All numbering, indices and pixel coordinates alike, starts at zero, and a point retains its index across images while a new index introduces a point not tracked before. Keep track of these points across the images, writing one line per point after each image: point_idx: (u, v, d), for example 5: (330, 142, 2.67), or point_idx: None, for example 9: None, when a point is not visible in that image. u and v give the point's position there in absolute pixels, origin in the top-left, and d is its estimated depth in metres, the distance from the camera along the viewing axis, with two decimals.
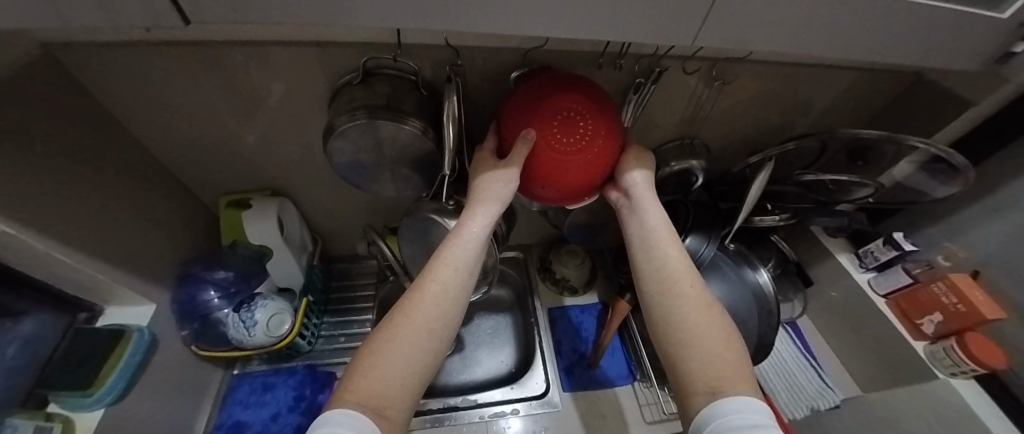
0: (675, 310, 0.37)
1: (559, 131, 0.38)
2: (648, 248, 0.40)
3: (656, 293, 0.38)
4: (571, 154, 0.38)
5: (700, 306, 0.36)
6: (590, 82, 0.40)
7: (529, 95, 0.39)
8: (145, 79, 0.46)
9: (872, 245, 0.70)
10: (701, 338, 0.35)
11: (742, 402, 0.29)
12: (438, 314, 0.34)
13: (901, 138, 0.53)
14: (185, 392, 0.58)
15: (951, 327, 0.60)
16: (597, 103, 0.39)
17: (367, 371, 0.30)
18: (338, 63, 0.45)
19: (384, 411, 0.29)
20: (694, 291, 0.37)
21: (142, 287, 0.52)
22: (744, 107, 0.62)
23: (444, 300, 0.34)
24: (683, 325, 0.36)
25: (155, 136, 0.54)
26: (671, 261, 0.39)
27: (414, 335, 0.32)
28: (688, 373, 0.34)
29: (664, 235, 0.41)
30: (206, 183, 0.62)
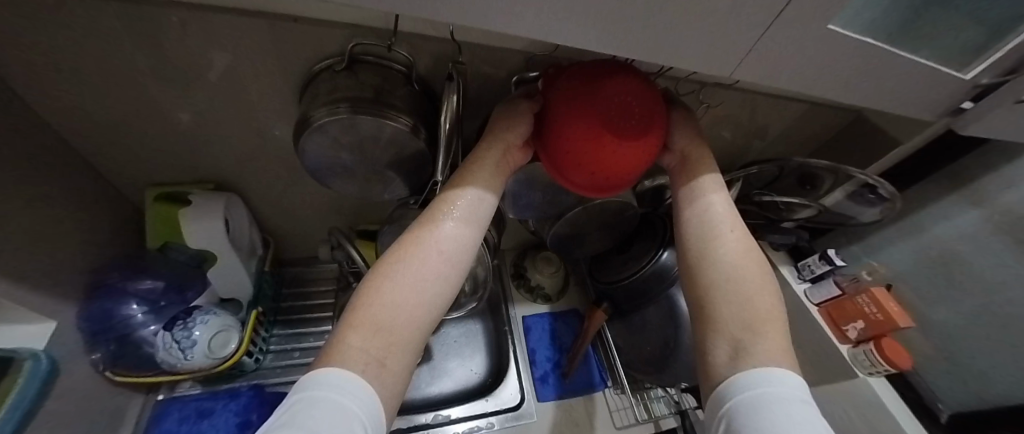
0: (722, 276, 0.36)
1: (617, 119, 0.34)
2: (701, 215, 0.39)
3: (699, 258, 0.38)
4: (636, 136, 0.35)
5: (745, 275, 0.35)
6: (632, 67, 0.38)
7: (579, 76, 0.36)
8: (60, 41, 0.36)
9: (810, 260, 0.78)
10: (743, 301, 0.34)
11: (768, 367, 0.30)
12: (446, 257, 0.33)
13: (845, 169, 0.59)
14: (95, 425, 0.48)
15: (870, 333, 0.68)
16: (645, 83, 0.37)
17: (366, 318, 0.29)
18: (319, 46, 0.39)
19: (384, 361, 0.28)
20: (741, 257, 0.36)
21: (41, 302, 0.41)
22: (717, 128, 0.66)
23: (451, 253, 0.33)
24: (724, 288, 0.35)
25: (66, 113, 0.43)
26: (722, 230, 0.38)
27: (420, 288, 0.31)
28: (715, 328, 0.34)
29: (724, 208, 0.39)
30: (128, 170, 0.51)
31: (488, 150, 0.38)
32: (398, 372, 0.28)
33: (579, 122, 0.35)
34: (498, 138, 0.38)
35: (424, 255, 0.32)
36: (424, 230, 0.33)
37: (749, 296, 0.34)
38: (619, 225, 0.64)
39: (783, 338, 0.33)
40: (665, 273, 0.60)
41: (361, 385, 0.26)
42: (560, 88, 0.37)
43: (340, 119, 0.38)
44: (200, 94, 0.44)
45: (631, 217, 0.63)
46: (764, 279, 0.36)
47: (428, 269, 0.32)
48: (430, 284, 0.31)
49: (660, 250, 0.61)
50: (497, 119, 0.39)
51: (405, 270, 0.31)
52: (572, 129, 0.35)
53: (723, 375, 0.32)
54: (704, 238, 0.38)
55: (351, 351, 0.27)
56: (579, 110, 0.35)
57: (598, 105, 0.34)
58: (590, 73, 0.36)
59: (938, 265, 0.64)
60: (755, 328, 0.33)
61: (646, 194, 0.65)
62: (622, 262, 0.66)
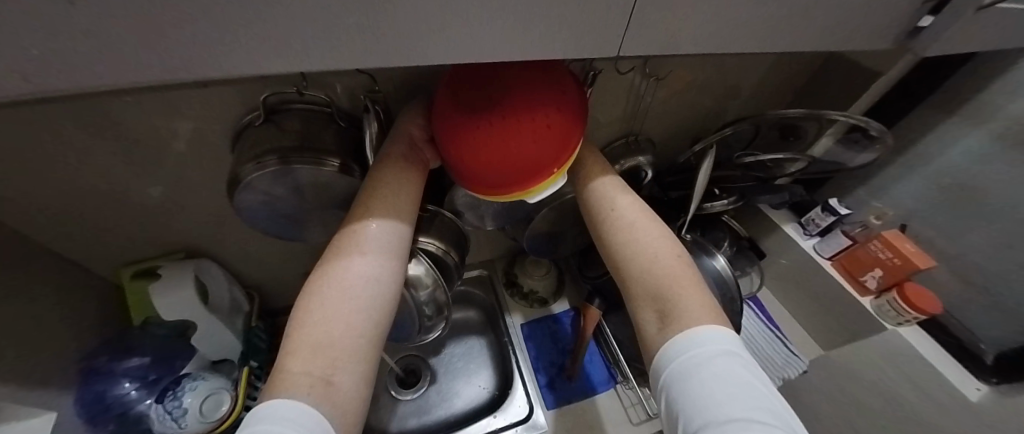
0: (628, 245, 0.36)
1: (496, 109, 0.32)
2: (602, 201, 0.40)
3: (605, 233, 0.38)
4: (545, 117, 0.33)
5: (648, 240, 0.36)
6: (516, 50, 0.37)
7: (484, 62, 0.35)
8: (1, 150, 0.38)
9: (812, 213, 0.73)
10: (652, 265, 0.35)
11: (695, 328, 0.31)
12: (372, 251, 0.32)
13: (823, 113, 0.54)
14: None
15: (889, 281, 0.64)
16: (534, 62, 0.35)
17: (303, 340, 0.28)
18: (236, 104, 0.40)
19: (330, 378, 0.27)
20: (640, 223, 0.37)
21: (39, 396, 0.43)
22: (681, 99, 0.63)
23: (381, 246, 0.32)
24: (635, 257, 0.36)
25: (28, 212, 0.44)
26: (620, 210, 0.38)
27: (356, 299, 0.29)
28: (637, 304, 0.35)
29: (611, 185, 0.41)
30: (104, 254, 0.53)
31: (393, 142, 0.38)
32: (349, 385, 0.27)
33: (461, 123, 0.33)
34: (404, 132, 0.39)
35: (351, 257, 0.31)
36: (344, 254, 0.31)
37: (666, 262, 0.35)
38: None
39: (703, 297, 0.34)
40: None
41: (306, 411, 0.25)
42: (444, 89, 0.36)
43: (269, 171, 0.38)
44: (149, 171, 0.45)
45: None
46: (672, 246, 0.36)
47: (360, 269, 0.31)
48: (368, 289, 0.30)
49: None
50: (402, 117, 0.41)
51: (334, 278, 0.30)
52: (477, 131, 0.33)
53: (659, 345, 0.33)
54: (608, 224, 0.38)
55: (293, 379, 0.26)
56: (461, 112, 0.33)
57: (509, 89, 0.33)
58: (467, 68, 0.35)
59: (952, 195, 0.59)
60: (670, 299, 0.33)
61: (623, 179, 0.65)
62: None
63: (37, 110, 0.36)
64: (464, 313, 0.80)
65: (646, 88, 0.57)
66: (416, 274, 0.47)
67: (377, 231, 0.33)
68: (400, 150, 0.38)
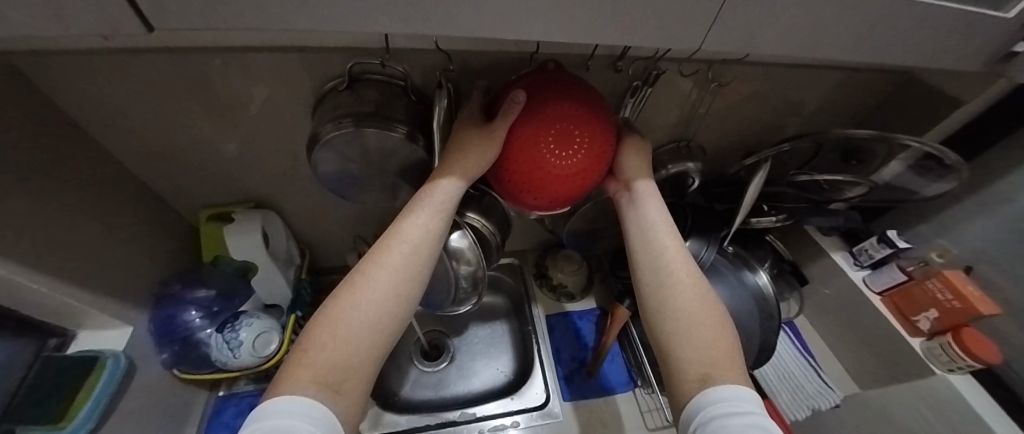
0: (674, 298, 0.38)
1: (554, 147, 0.38)
2: (649, 249, 0.42)
3: (653, 280, 0.40)
4: (577, 150, 0.39)
5: (693, 304, 0.38)
6: (589, 89, 0.40)
7: (533, 91, 0.39)
8: (119, 90, 0.43)
9: (867, 243, 0.69)
10: (696, 325, 0.36)
11: (736, 387, 0.32)
12: (401, 276, 0.34)
13: (894, 136, 0.52)
14: (167, 418, 0.56)
15: (945, 324, 0.59)
16: (594, 109, 0.40)
17: (320, 346, 0.30)
18: (321, 69, 0.43)
19: (337, 388, 0.29)
20: (689, 279, 0.39)
21: (117, 310, 0.49)
22: (739, 109, 0.62)
23: (408, 272, 0.35)
24: (680, 314, 0.37)
25: (129, 147, 0.51)
26: (671, 265, 0.40)
27: (380, 308, 0.33)
28: (678, 360, 0.36)
29: (663, 228, 0.42)
30: (185, 196, 0.60)
31: (446, 165, 0.40)
32: (351, 397, 0.30)
33: (525, 148, 0.39)
34: (465, 140, 0.40)
35: (379, 276, 0.34)
36: (368, 273, 0.34)
37: (706, 331, 0.36)
38: None
39: (740, 365, 0.35)
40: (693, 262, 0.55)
41: (313, 412, 0.27)
42: (521, 103, 0.39)
43: (345, 132, 0.41)
44: (233, 125, 0.50)
45: None
46: (714, 310, 0.38)
47: (385, 289, 0.33)
48: (387, 308, 0.33)
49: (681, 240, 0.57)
50: (467, 120, 0.41)
51: (361, 294, 0.33)
52: (536, 160, 0.39)
53: (687, 400, 0.33)
54: (656, 277, 0.40)
55: (304, 378, 0.28)
56: (529, 139, 0.39)
57: (540, 126, 0.38)
58: (546, 96, 0.38)
59: None
60: (716, 362, 0.34)
61: (666, 183, 0.65)
62: None
63: (152, 59, 0.41)
64: (492, 298, 0.82)
65: (707, 93, 0.56)
66: (459, 245, 0.49)
67: (420, 221, 0.37)
68: (462, 149, 0.39)
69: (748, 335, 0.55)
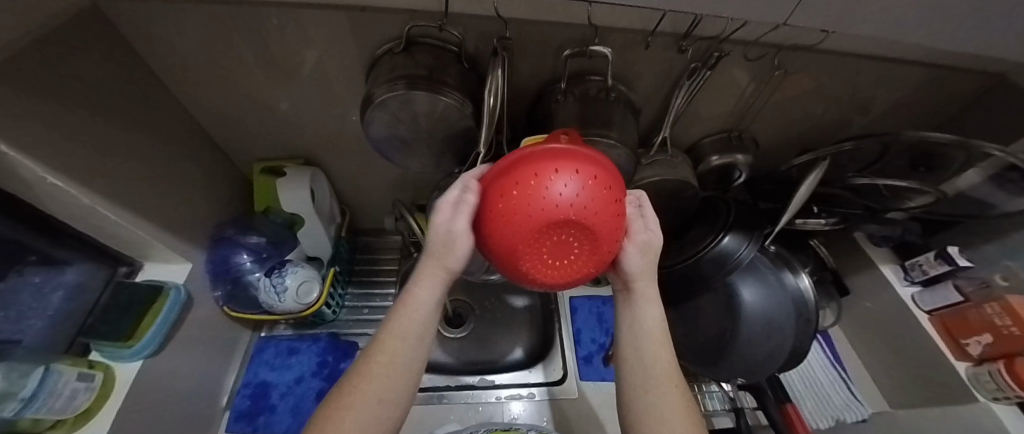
0: (655, 402, 0.37)
1: (545, 239, 0.28)
2: (637, 347, 0.39)
3: (639, 384, 0.38)
4: (580, 244, 0.29)
5: (656, 375, 0.38)
6: (600, 162, 0.29)
7: (532, 160, 0.28)
8: (186, 39, 0.46)
9: (922, 258, 0.65)
10: (677, 430, 0.36)
11: None
12: (392, 377, 0.35)
13: (976, 143, 0.48)
14: (217, 349, 0.62)
15: (999, 350, 0.55)
16: (609, 192, 0.28)
17: None
18: (377, 32, 0.44)
19: None
20: (675, 382, 0.38)
21: (178, 245, 0.54)
22: (801, 103, 0.58)
23: (400, 370, 0.35)
24: (661, 419, 0.37)
25: (194, 96, 0.54)
26: (658, 366, 0.38)
27: (386, 389, 0.34)
28: None
29: (657, 331, 0.39)
30: (241, 148, 0.63)
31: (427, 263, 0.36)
32: None
33: (508, 234, 0.28)
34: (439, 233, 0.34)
35: (372, 381, 0.34)
36: (364, 377, 0.34)
37: (664, 407, 0.37)
38: (675, 208, 0.62)
39: None
40: (731, 257, 0.55)
41: None
42: (511, 171, 0.29)
43: (398, 94, 0.42)
44: (286, 82, 0.52)
45: (691, 198, 0.60)
46: (694, 415, 0.38)
47: (377, 395, 0.34)
48: (379, 411, 0.34)
49: (720, 235, 0.56)
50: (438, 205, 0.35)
51: (356, 398, 0.33)
52: (521, 251, 0.29)
53: None
54: (643, 376, 0.38)
55: None
56: (513, 224, 0.28)
57: (522, 233, 0.28)
58: (543, 170, 0.28)
59: None
60: None
61: (710, 175, 0.65)
62: (676, 247, 0.61)
63: (216, 11, 0.42)
64: None
65: (769, 82, 0.53)
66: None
67: (405, 321, 0.36)
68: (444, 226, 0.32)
69: (781, 335, 0.53)
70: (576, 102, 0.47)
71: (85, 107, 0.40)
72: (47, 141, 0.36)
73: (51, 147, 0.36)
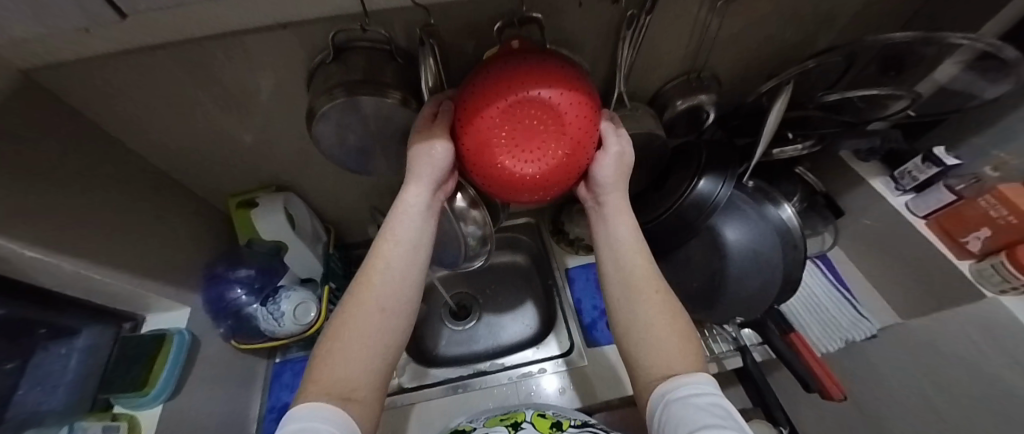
0: (643, 300, 0.41)
1: (522, 123, 0.33)
2: (615, 252, 0.43)
3: (623, 288, 0.42)
4: (552, 136, 0.33)
5: (652, 313, 0.40)
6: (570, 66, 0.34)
7: (507, 62, 0.33)
8: (125, 92, 0.46)
9: (910, 165, 0.63)
10: (663, 321, 0.40)
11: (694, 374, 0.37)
12: (387, 291, 0.37)
13: (939, 36, 0.46)
14: (235, 380, 0.64)
15: (1000, 242, 0.53)
16: (577, 88, 0.33)
17: (325, 358, 0.34)
18: (305, 45, 0.43)
19: (351, 397, 0.33)
20: (655, 281, 0.42)
21: (169, 291, 0.55)
22: (759, 28, 0.56)
23: (400, 282, 0.37)
24: (644, 315, 0.40)
25: (152, 145, 0.54)
26: (641, 266, 0.42)
27: (388, 299, 0.37)
28: (640, 364, 0.40)
29: (631, 242, 0.43)
30: (215, 185, 0.64)
31: (412, 180, 0.39)
32: (363, 413, 0.33)
33: (488, 122, 0.33)
34: (423, 156, 0.38)
35: (368, 299, 0.36)
36: (362, 292, 0.36)
37: (657, 326, 0.40)
38: (646, 162, 0.61)
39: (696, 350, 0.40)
40: (711, 199, 0.54)
41: (335, 418, 0.30)
42: (488, 74, 0.33)
43: (339, 103, 0.41)
44: (237, 116, 0.52)
45: (662, 148, 0.58)
46: (675, 308, 0.41)
47: (378, 303, 0.36)
48: (382, 323, 0.36)
49: (695, 180, 0.55)
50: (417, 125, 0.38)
51: (356, 315, 0.36)
52: (499, 138, 0.33)
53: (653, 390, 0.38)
54: (626, 281, 0.42)
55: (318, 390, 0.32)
56: (493, 113, 0.32)
57: (494, 119, 0.32)
58: (518, 65, 0.32)
59: None
60: (676, 355, 0.39)
61: (681, 120, 0.65)
62: (657, 200, 0.60)
63: (144, 59, 0.42)
64: (513, 257, 0.84)
65: (716, 15, 0.51)
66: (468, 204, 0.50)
67: (394, 233, 0.39)
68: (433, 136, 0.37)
69: (770, 268, 0.53)
70: None
71: (48, 180, 0.41)
72: (21, 218, 0.37)
73: (27, 226, 0.38)
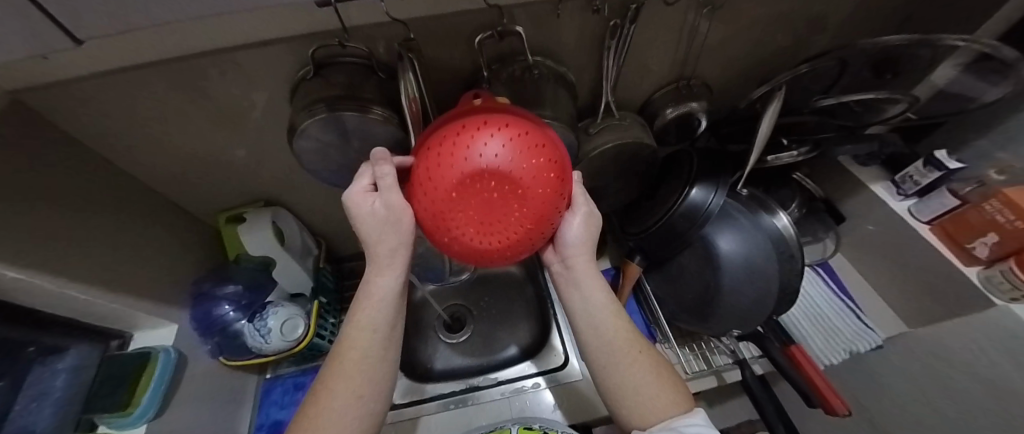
0: (615, 358, 0.41)
1: (472, 193, 0.31)
2: (584, 308, 0.43)
3: (593, 344, 0.42)
4: (507, 201, 0.31)
5: (620, 347, 0.41)
6: (521, 123, 0.32)
7: (452, 127, 0.32)
8: (110, 110, 0.46)
9: (911, 169, 0.61)
10: (642, 381, 0.40)
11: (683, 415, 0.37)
12: (363, 378, 0.38)
13: (936, 38, 0.45)
14: (224, 398, 0.64)
15: (1006, 249, 0.51)
16: (531, 146, 0.31)
17: None
18: (285, 62, 0.43)
19: None
20: (629, 338, 0.42)
21: (156, 309, 0.55)
22: (749, 34, 0.55)
23: (376, 369, 0.38)
24: (625, 373, 0.40)
25: (140, 162, 0.54)
26: (613, 323, 0.42)
27: (364, 386, 0.37)
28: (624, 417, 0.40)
29: (603, 301, 0.43)
30: (205, 201, 0.64)
31: (377, 263, 0.39)
32: None
33: (437, 193, 0.31)
34: (383, 240, 0.38)
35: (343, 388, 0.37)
36: (337, 381, 0.37)
37: (639, 380, 0.40)
38: (637, 171, 0.60)
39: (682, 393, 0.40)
40: (701, 209, 0.53)
41: None
42: (433, 140, 0.32)
43: (320, 119, 0.41)
44: (223, 133, 0.52)
45: (652, 157, 0.58)
46: (653, 364, 0.41)
47: (354, 393, 0.37)
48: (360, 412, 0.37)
49: (686, 189, 0.54)
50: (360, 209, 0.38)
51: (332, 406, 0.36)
52: (452, 207, 0.31)
53: None
54: (598, 338, 0.42)
55: None
56: (440, 184, 0.31)
57: (444, 188, 0.31)
58: (462, 131, 0.31)
59: None
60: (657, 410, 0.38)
61: (670, 128, 0.64)
62: (649, 209, 0.60)
63: (126, 79, 0.42)
64: (507, 268, 0.83)
65: (703, 22, 0.50)
66: None
67: (365, 317, 0.39)
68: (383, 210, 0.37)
69: (765, 279, 0.52)
70: (504, 87, 0.46)
71: (34, 200, 0.41)
72: (8, 237, 0.37)
73: (14, 245, 0.38)
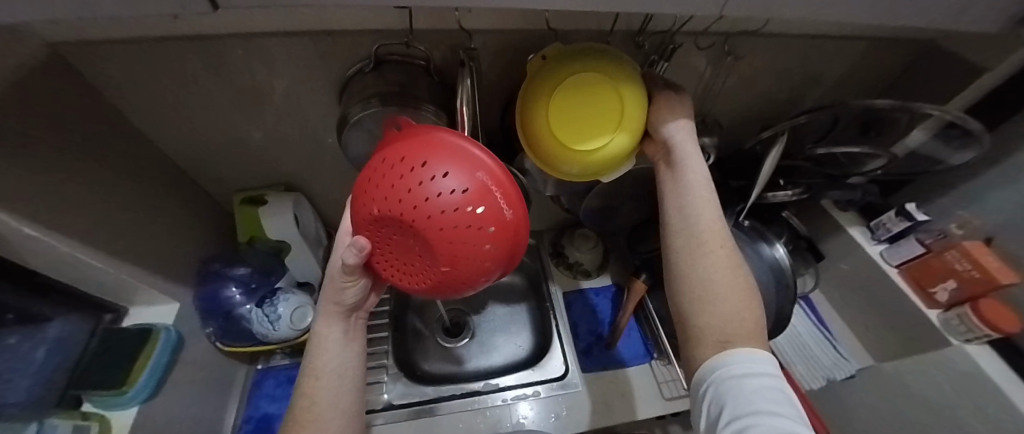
0: (707, 263, 0.39)
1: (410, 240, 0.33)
2: (683, 209, 0.42)
3: (684, 247, 0.40)
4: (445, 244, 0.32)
5: (712, 251, 0.39)
6: (447, 162, 0.32)
7: (382, 171, 0.33)
8: (151, 78, 0.46)
9: (884, 217, 0.69)
10: (729, 294, 0.38)
11: (750, 350, 0.35)
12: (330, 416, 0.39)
13: (915, 105, 0.52)
14: (213, 386, 0.61)
15: (965, 294, 0.59)
16: (459, 190, 0.32)
17: None
18: (344, 53, 0.45)
19: None
20: (723, 252, 0.39)
21: (162, 286, 0.53)
22: (760, 81, 0.61)
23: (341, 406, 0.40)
24: (713, 280, 0.38)
25: (165, 134, 0.54)
26: (709, 233, 0.40)
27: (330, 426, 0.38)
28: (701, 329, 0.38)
29: (706, 201, 0.41)
30: (221, 180, 0.63)
31: (328, 312, 0.41)
32: None
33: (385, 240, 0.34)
34: (338, 289, 0.40)
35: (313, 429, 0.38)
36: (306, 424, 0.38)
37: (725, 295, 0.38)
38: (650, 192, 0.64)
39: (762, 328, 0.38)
40: None
41: None
42: (368, 184, 0.34)
43: (375, 111, 0.43)
44: (258, 114, 0.53)
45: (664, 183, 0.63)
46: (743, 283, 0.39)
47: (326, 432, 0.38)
48: None
49: None
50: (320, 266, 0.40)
51: None
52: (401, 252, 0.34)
53: (706, 359, 0.37)
54: (693, 242, 0.40)
55: None
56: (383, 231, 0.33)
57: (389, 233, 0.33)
58: (390, 180, 0.32)
59: None
60: (740, 331, 0.37)
61: None
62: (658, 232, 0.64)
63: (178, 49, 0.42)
64: (510, 276, 0.85)
65: (723, 67, 0.56)
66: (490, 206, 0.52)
67: (324, 360, 0.40)
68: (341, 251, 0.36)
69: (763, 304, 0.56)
70: None
71: (55, 156, 0.40)
72: (24, 192, 0.36)
73: (25, 200, 0.36)
